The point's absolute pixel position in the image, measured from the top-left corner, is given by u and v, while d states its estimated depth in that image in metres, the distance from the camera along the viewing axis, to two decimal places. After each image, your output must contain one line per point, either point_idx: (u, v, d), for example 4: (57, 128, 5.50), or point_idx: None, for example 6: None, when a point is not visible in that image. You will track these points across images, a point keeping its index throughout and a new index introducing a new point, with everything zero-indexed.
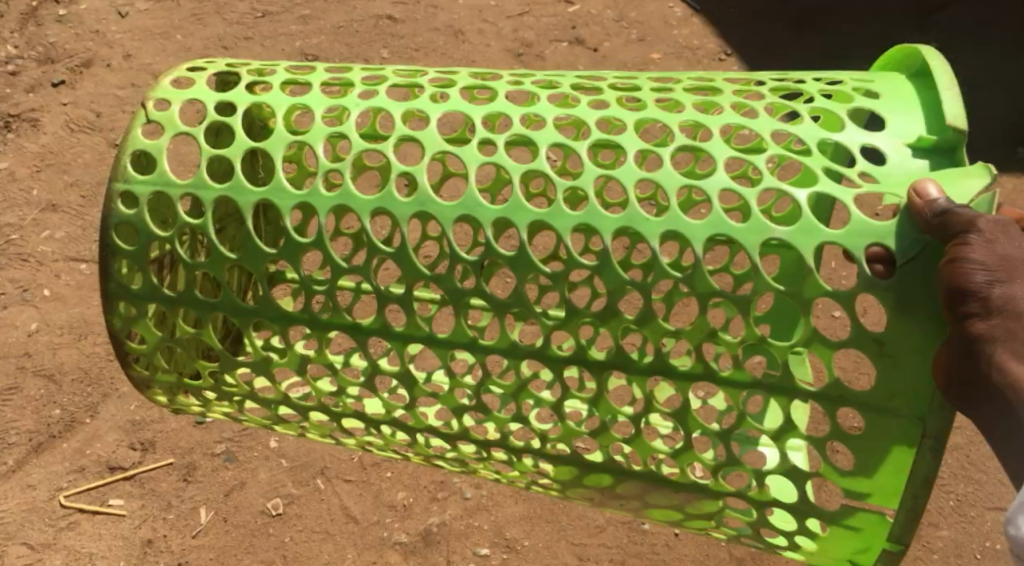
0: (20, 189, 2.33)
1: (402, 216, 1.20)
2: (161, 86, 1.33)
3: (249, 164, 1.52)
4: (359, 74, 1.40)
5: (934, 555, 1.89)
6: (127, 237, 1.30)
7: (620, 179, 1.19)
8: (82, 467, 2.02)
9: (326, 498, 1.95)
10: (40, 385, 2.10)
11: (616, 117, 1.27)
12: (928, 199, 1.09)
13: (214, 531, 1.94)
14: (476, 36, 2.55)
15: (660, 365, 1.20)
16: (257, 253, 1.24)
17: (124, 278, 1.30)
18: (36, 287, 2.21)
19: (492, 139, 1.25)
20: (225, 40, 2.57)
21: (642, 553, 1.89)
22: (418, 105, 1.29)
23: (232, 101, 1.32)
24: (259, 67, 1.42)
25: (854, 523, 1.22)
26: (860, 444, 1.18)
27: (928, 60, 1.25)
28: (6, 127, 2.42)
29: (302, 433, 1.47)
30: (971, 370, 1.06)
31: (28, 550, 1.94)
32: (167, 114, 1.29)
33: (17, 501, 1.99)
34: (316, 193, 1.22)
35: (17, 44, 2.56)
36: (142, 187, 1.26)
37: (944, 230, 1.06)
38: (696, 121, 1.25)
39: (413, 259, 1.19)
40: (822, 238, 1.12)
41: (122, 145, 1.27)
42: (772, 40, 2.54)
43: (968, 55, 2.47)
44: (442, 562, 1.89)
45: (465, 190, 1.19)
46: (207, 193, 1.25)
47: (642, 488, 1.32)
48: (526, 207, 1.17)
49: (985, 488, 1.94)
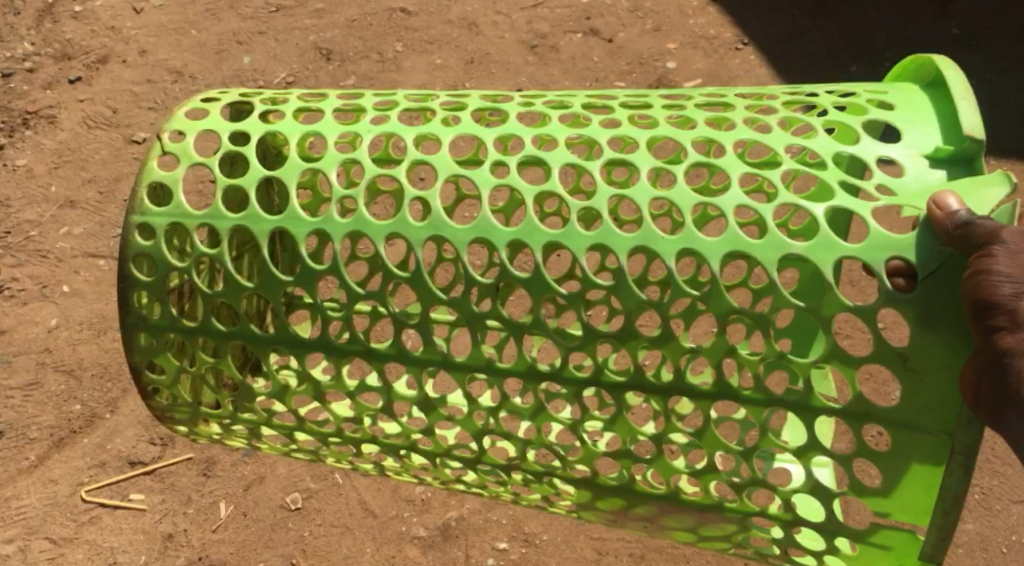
0: (38, 186, 2.34)
1: (417, 239, 1.19)
2: (175, 116, 1.33)
3: (264, 193, 1.52)
4: (371, 99, 1.39)
5: (959, 549, 1.87)
6: (145, 268, 1.30)
7: (634, 198, 1.18)
8: (102, 462, 2.03)
9: (344, 493, 1.96)
10: (60, 381, 2.11)
11: (628, 135, 1.26)
12: (948, 210, 1.07)
13: (234, 526, 1.94)
14: (490, 28, 2.54)
15: (680, 382, 1.19)
16: (275, 282, 1.23)
17: (144, 310, 1.30)
18: (56, 284, 2.22)
19: (504, 160, 1.24)
20: (240, 35, 2.57)
21: (662, 547, 1.88)
22: (430, 129, 1.28)
23: (245, 129, 1.32)
24: (272, 96, 1.42)
25: (882, 542, 1.21)
26: (885, 463, 1.16)
27: (943, 71, 1.24)
28: (24, 124, 2.43)
29: (319, 458, 1.46)
30: (1000, 385, 1.04)
31: (51, 544, 1.95)
32: (183, 144, 1.29)
33: (39, 496, 2.00)
34: (330, 219, 1.22)
35: (34, 41, 2.57)
36: (159, 219, 1.26)
37: (967, 243, 1.05)
38: (709, 138, 1.24)
39: (429, 283, 1.19)
40: (839, 254, 1.10)
41: (138, 177, 1.27)
42: (790, 29, 2.52)
43: (990, 40, 2.44)
44: (461, 556, 1.89)
45: (479, 213, 1.18)
46: (224, 223, 1.25)
47: (660, 509, 1.32)
48: (541, 228, 1.16)
49: (1011, 481, 1.93)
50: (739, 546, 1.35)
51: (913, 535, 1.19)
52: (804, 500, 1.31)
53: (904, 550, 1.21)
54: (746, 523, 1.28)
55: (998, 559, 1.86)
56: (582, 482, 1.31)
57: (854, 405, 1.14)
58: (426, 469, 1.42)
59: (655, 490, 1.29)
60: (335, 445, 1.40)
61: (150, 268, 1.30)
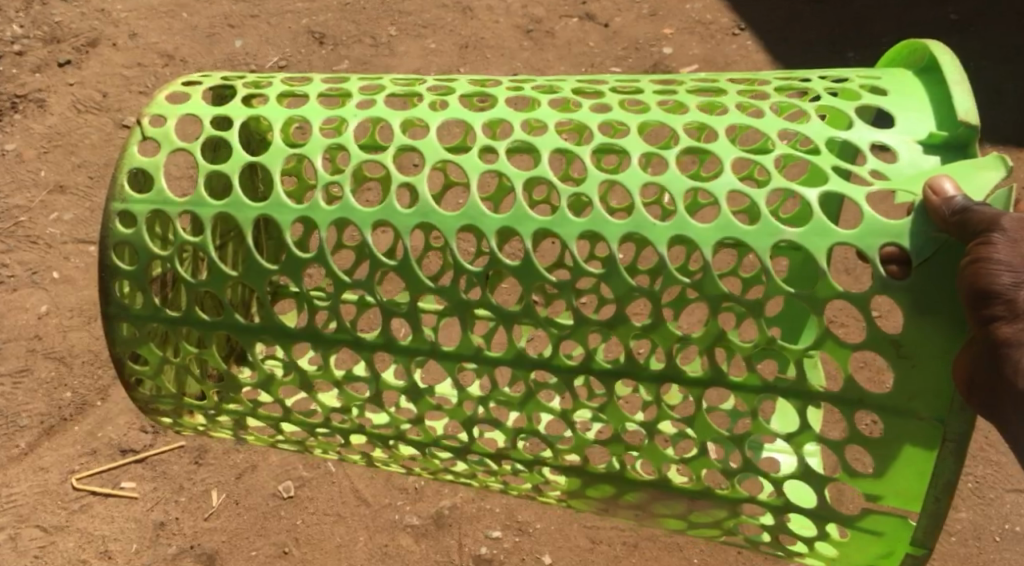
0: (27, 171, 2.32)
1: (407, 224, 1.17)
2: (156, 101, 1.31)
3: (249, 179, 1.50)
4: (357, 83, 1.38)
5: (952, 538, 1.87)
6: (127, 257, 1.29)
7: (625, 184, 1.17)
8: (93, 450, 2.01)
9: (337, 481, 1.95)
10: (50, 368, 2.09)
11: (619, 120, 1.25)
12: (944, 196, 1.06)
13: (226, 514, 1.93)
14: (485, 12, 2.52)
15: (672, 369, 1.18)
16: (260, 272, 1.22)
17: (126, 299, 1.29)
18: (45, 270, 2.20)
19: (493, 145, 1.22)
20: (232, 19, 2.55)
21: (656, 536, 1.88)
22: (417, 114, 1.27)
23: (228, 114, 1.30)
24: (256, 80, 1.40)
25: (872, 527, 1.20)
26: (876, 448, 1.15)
27: (936, 55, 1.23)
28: (13, 108, 2.41)
29: (307, 448, 1.45)
30: (995, 375, 1.03)
31: (42, 532, 1.94)
32: (164, 130, 1.27)
33: (29, 484, 1.98)
34: (316, 207, 1.20)
35: (23, 23, 2.54)
36: (141, 206, 1.24)
37: (964, 229, 1.04)
38: (701, 123, 1.23)
39: (417, 270, 1.18)
40: (833, 240, 1.10)
41: (118, 163, 1.25)
42: (786, 15, 2.51)
43: (987, 26, 2.43)
44: (453, 545, 1.88)
45: (468, 199, 1.17)
46: (207, 210, 1.23)
47: (652, 497, 1.31)
48: (531, 215, 1.15)
49: (1005, 469, 1.92)
50: (729, 534, 1.35)
51: (905, 522, 1.18)
52: (796, 486, 1.31)
53: (895, 535, 1.20)
54: (738, 510, 1.27)
55: (991, 547, 1.86)
56: (573, 471, 1.30)
57: (848, 391, 1.13)
58: (416, 460, 1.41)
59: (645, 477, 1.28)
60: (323, 435, 1.39)
61: (132, 256, 1.28)
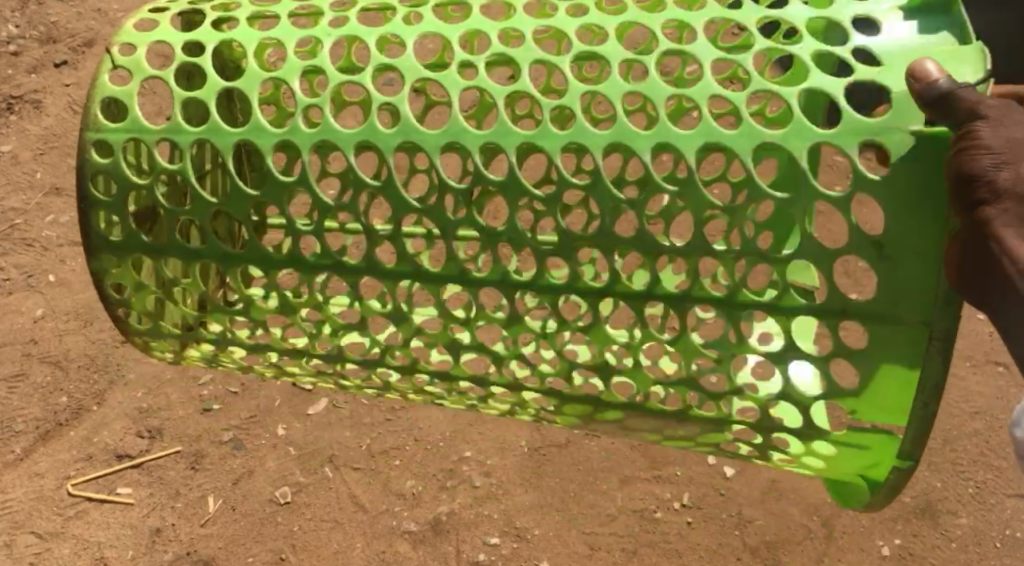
0: (23, 172, 2.32)
1: (392, 140, 1.13)
2: (124, 29, 1.27)
3: (226, 106, 1.47)
4: (329, 2, 1.36)
5: (953, 543, 1.85)
6: (103, 187, 1.24)
7: (607, 93, 1.13)
8: (89, 455, 2.00)
9: (334, 487, 1.94)
10: (46, 372, 2.08)
11: (597, 25, 1.21)
12: (926, 77, 0.97)
13: (222, 520, 1.92)
14: None
15: (657, 287, 1.14)
16: (240, 196, 1.19)
17: (105, 231, 1.25)
18: (41, 273, 2.19)
19: (472, 60, 1.21)
20: None
21: (655, 542, 1.86)
22: (392, 30, 1.24)
23: (200, 40, 1.28)
24: (225, 3, 1.38)
25: (856, 441, 1.18)
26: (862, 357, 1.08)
27: None
28: (8, 109, 2.40)
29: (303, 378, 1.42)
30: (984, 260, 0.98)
31: (37, 538, 1.93)
32: (132, 55, 1.24)
33: (25, 490, 1.97)
34: (296, 130, 1.17)
35: (18, 24, 2.53)
36: (116, 134, 1.20)
37: (945, 114, 0.97)
38: (678, 22, 1.19)
39: (402, 193, 1.15)
40: (811, 139, 1.03)
41: (90, 92, 1.21)
42: None
43: None
44: (451, 552, 1.86)
45: (449, 116, 1.13)
46: (184, 137, 1.19)
47: (641, 418, 1.28)
48: (514, 130, 1.11)
49: (1007, 474, 1.91)
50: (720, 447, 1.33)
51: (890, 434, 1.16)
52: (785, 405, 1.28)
53: (880, 449, 1.17)
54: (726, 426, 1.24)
55: (992, 553, 1.84)
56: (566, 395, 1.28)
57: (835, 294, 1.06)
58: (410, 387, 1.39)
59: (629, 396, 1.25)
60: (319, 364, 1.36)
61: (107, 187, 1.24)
